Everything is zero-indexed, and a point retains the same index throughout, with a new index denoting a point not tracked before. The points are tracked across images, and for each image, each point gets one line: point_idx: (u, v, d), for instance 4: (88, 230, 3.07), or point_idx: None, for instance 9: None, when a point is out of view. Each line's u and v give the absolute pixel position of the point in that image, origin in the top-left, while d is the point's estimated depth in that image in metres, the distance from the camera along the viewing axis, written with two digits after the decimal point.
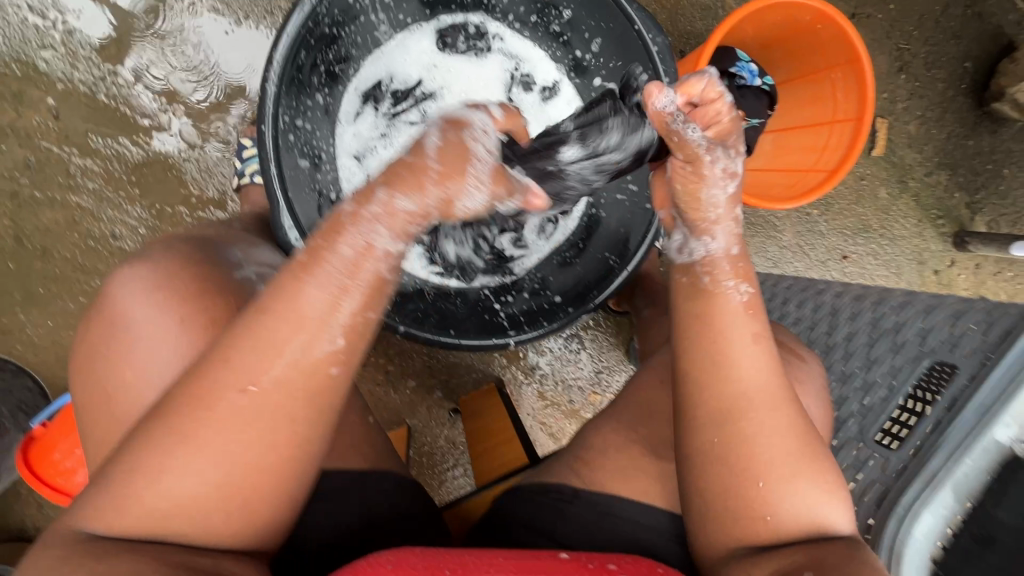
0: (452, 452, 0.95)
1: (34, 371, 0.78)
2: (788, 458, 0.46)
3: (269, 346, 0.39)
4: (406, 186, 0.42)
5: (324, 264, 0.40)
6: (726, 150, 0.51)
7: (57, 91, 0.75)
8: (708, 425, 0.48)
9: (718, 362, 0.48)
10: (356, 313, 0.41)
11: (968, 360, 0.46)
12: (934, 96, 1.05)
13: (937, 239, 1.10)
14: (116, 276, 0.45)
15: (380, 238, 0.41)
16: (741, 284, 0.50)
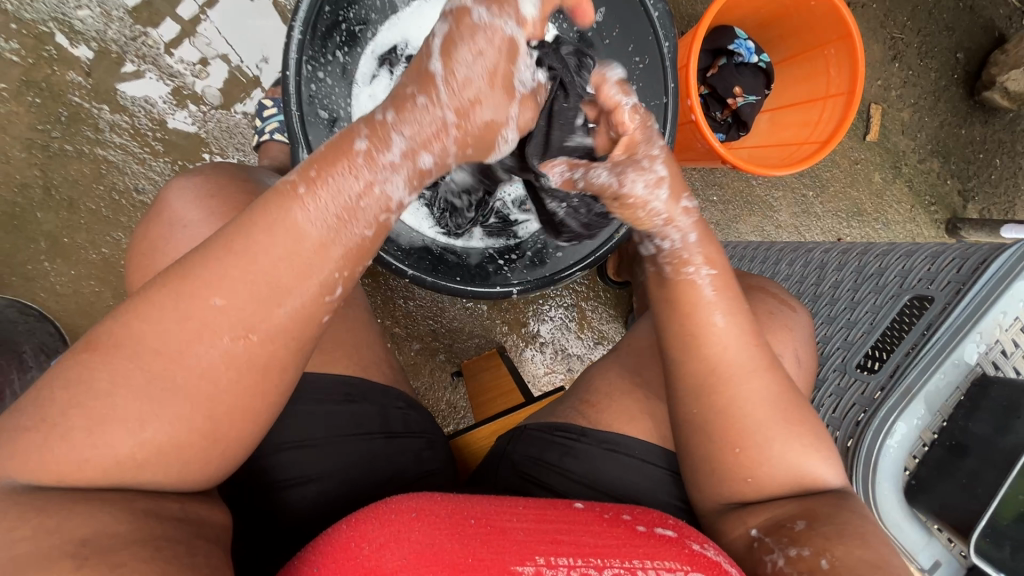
0: (453, 415, 0.98)
1: (55, 318, 0.81)
2: (763, 425, 0.48)
3: (269, 290, 0.37)
4: (414, 127, 0.41)
5: (323, 187, 0.38)
6: (638, 160, 0.48)
7: (90, 50, 0.80)
8: (689, 397, 0.49)
9: (693, 341, 0.48)
10: (347, 265, 0.39)
11: (943, 291, 0.49)
12: (927, 85, 1.09)
13: (931, 225, 1.13)
14: (172, 186, 0.50)
15: (395, 190, 0.40)
16: (704, 266, 0.48)
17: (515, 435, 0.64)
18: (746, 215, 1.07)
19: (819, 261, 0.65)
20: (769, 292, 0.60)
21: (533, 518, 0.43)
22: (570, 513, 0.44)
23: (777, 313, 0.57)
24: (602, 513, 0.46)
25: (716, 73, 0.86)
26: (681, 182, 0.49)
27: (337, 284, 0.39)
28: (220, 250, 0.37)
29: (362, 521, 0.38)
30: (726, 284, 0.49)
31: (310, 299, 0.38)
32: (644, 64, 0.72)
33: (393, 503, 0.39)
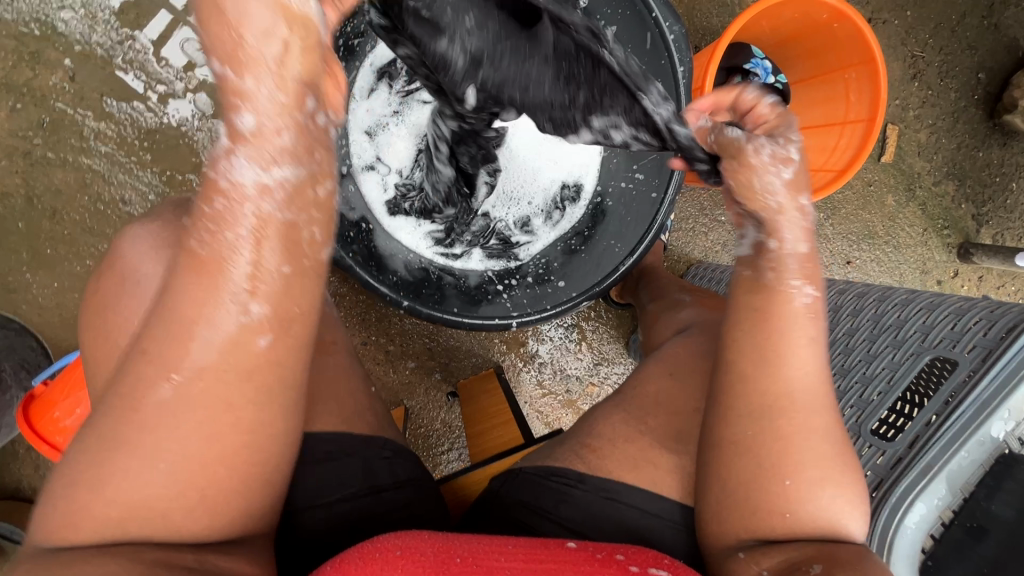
0: (448, 435, 0.96)
1: (39, 332, 0.79)
2: (820, 458, 0.45)
3: (180, 325, 0.33)
4: (257, 123, 0.33)
5: (229, 223, 0.33)
6: (774, 139, 0.49)
7: (74, 53, 0.76)
8: (745, 422, 0.46)
9: (768, 358, 0.46)
10: (270, 266, 0.34)
11: (967, 357, 0.46)
12: (946, 105, 1.06)
13: (942, 249, 1.10)
14: (133, 229, 0.45)
15: (245, 179, 0.33)
16: (806, 286, 0.47)
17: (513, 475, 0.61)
18: None
19: (835, 303, 0.62)
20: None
21: (523, 556, 0.42)
22: (562, 554, 0.43)
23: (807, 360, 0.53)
24: (594, 551, 0.44)
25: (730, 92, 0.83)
26: (803, 180, 0.49)
27: (251, 302, 0.33)
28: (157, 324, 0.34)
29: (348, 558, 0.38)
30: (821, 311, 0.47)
31: (226, 326, 0.33)
32: None
33: (380, 541, 0.40)
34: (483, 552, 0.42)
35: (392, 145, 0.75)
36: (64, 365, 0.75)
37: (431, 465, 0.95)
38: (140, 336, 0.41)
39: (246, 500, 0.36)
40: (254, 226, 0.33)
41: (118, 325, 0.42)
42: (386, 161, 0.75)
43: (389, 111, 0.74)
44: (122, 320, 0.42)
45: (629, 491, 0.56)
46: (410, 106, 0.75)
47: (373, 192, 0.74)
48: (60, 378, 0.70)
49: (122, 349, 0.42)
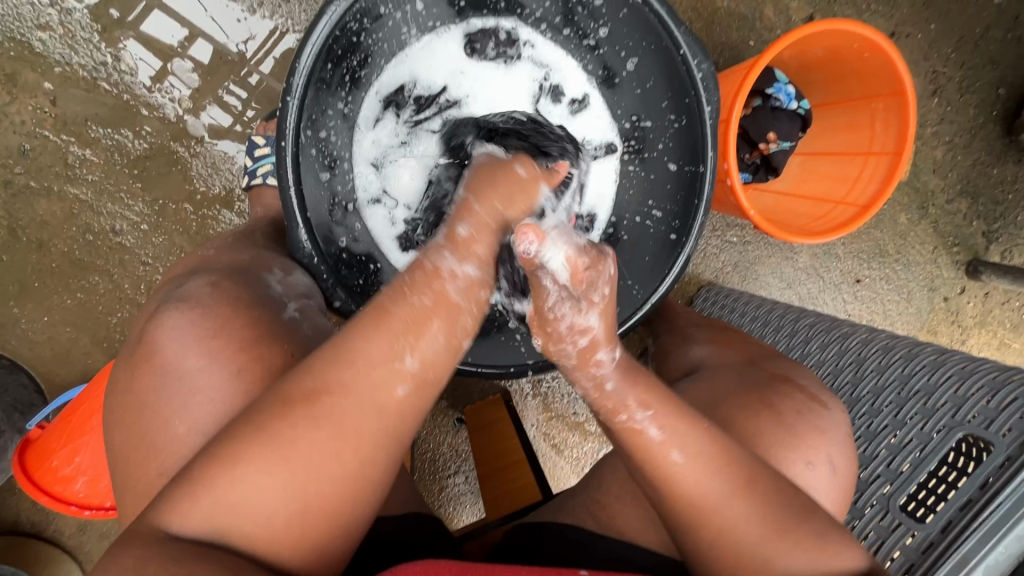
0: (454, 459, 0.94)
1: (31, 368, 0.76)
2: (762, 535, 0.43)
3: (351, 353, 0.40)
4: (472, 223, 0.45)
5: (404, 287, 0.42)
6: (574, 301, 0.45)
7: (54, 76, 0.72)
8: (651, 469, 0.45)
9: (656, 471, 0.44)
10: (430, 335, 0.41)
11: (1004, 440, 0.49)
12: (964, 122, 1.03)
13: (951, 266, 1.07)
14: (165, 321, 0.48)
15: (446, 264, 0.43)
16: (603, 351, 0.46)
17: (523, 530, 0.57)
18: (766, 256, 1.02)
19: (856, 354, 0.63)
20: (799, 385, 0.56)
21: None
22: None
23: (805, 413, 0.53)
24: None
25: (751, 115, 0.80)
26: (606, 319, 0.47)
27: (405, 353, 0.41)
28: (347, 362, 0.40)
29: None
30: (654, 397, 0.46)
31: (383, 368, 0.40)
32: (679, 125, 0.65)
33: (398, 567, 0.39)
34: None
35: (398, 177, 0.69)
36: (60, 405, 0.72)
37: (436, 489, 0.93)
38: (187, 433, 0.45)
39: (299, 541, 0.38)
40: (438, 295, 0.42)
41: (163, 419, 0.46)
42: (394, 195, 0.69)
43: (396, 142, 0.69)
44: (164, 417, 0.45)
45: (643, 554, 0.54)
46: (417, 137, 0.69)
47: (380, 227, 0.68)
48: (60, 424, 0.67)
49: (172, 444, 0.45)
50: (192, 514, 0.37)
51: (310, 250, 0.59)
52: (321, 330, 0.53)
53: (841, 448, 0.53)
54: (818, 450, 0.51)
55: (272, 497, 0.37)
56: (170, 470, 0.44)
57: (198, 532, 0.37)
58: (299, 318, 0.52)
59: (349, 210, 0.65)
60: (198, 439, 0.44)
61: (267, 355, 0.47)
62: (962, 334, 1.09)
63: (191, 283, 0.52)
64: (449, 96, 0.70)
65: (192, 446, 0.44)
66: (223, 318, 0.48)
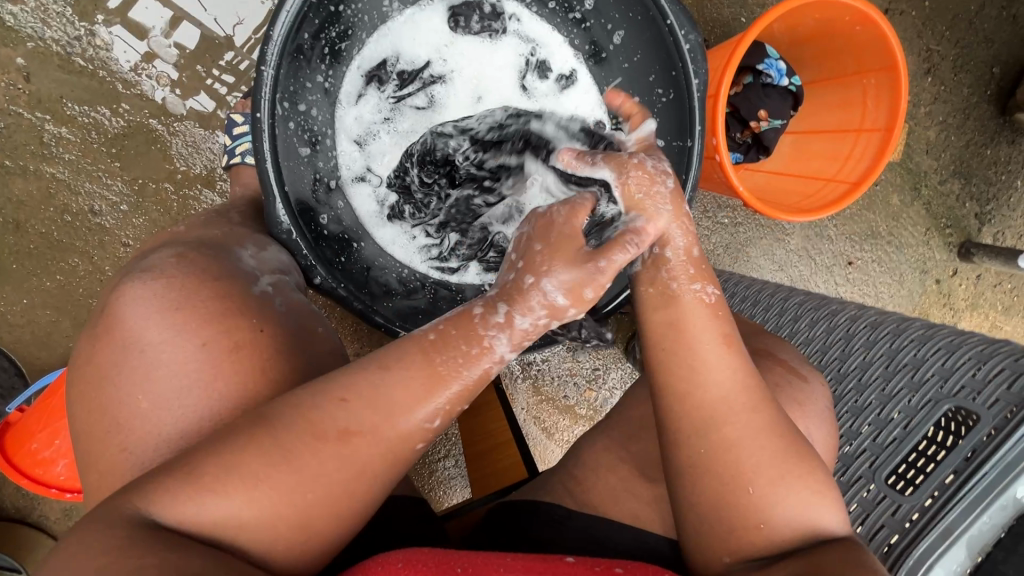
0: (444, 443, 0.93)
1: (10, 352, 0.74)
2: (771, 461, 0.43)
3: (388, 401, 0.39)
4: (534, 317, 0.41)
5: (446, 348, 0.41)
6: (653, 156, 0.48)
7: (27, 51, 0.70)
8: (683, 403, 0.44)
9: (691, 374, 0.44)
10: (452, 401, 0.41)
11: (989, 411, 0.48)
12: (958, 101, 1.02)
13: (943, 248, 1.06)
14: (137, 294, 0.47)
15: (495, 349, 0.41)
16: (707, 286, 0.46)
17: (508, 509, 0.57)
18: (758, 238, 1.01)
19: (845, 330, 0.63)
20: (781, 359, 0.55)
21: (522, 567, 0.39)
22: (559, 567, 0.39)
23: (785, 385, 0.53)
24: (593, 564, 0.40)
25: (741, 92, 0.79)
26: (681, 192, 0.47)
27: (436, 414, 0.41)
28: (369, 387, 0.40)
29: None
30: (721, 313, 0.46)
31: (413, 424, 0.40)
32: (667, 99, 0.64)
33: (381, 556, 0.38)
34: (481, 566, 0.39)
35: (382, 155, 0.68)
36: (41, 389, 0.71)
37: (426, 473, 0.92)
38: (149, 408, 0.44)
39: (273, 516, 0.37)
40: (480, 367, 0.41)
41: (136, 393, 0.45)
42: (378, 173, 0.68)
43: (379, 118, 0.67)
44: (127, 391, 0.45)
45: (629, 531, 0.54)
46: (401, 113, 0.68)
47: (364, 205, 0.67)
48: (39, 406, 0.66)
49: (147, 418, 0.44)
50: (162, 489, 0.36)
51: (288, 225, 0.57)
52: (293, 306, 0.52)
53: (820, 423, 0.52)
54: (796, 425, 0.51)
55: (244, 469, 0.37)
56: (132, 447, 0.44)
57: (168, 503, 0.36)
58: (270, 293, 0.51)
59: (332, 187, 0.64)
60: (165, 415, 0.44)
61: (243, 331, 0.47)
62: (954, 316, 1.08)
63: (156, 256, 0.51)
64: (433, 71, 0.68)
65: (155, 421, 0.44)
66: (188, 291, 0.47)
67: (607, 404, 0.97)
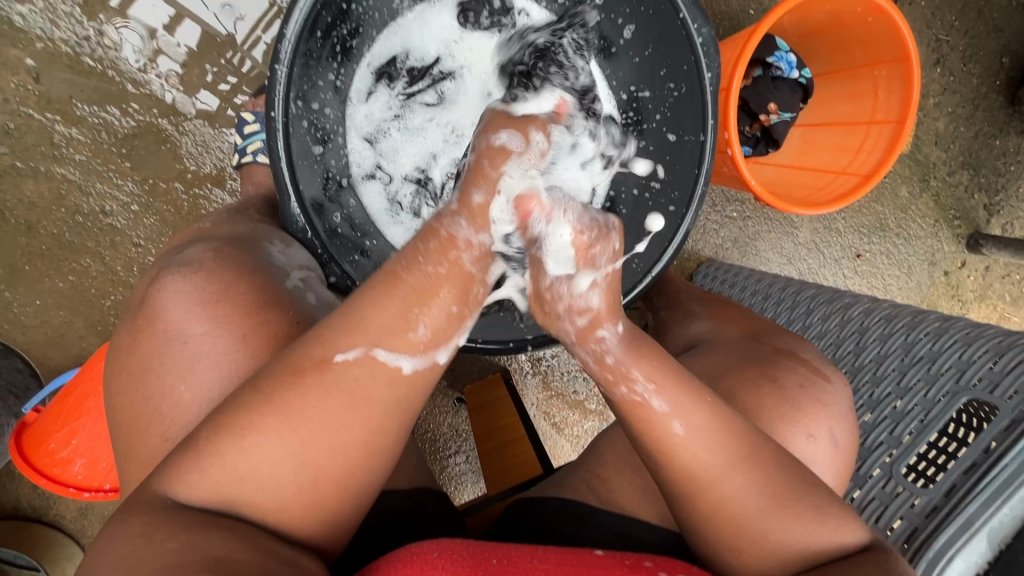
0: (455, 439, 0.93)
1: (25, 353, 0.75)
2: (764, 502, 0.42)
3: (361, 327, 0.39)
4: (485, 189, 0.44)
5: (414, 264, 0.41)
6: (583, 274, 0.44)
7: (36, 52, 0.70)
8: (642, 425, 0.44)
9: (658, 442, 0.43)
10: (444, 305, 0.41)
11: (1009, 403, 0.48)
12: (968, 92, 1.02)
13: (952, 239, 1.06)
14: (157, 292, 0.47)
15: (454, 232, 0.43)
16: (638, 383, 0.44)
17: (526, 505, 0.57)
18: (766, 232, 1.01)
19: (859, 324, 0.63)
20: (804, 359, 0.56)
21: (554, 559, 0.39)
22: (590, 560, 0.39)
23: (809, 386, 0.53)
24: (623, 557, 0.40)
25: (751, 85, 0.79)
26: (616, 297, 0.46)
27: (419, 322, 0.40)
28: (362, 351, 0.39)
29: (384, 567, 0.36)
30: (677, 388, 0.43)
31: (399, 338, 0.39)
32: (678, 93, 0.63)
33: (415, 547, 0.38)
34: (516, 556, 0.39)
35: (393, 152, 0.68)
36: (55, 390, 0.71)
37: (438, 469, 0.93)
38: (193, 399, 0.44)
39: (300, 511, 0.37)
40: (451, 263, 0.42)
41: (160, 391, 0.45)
42: (389, 170, 0.67)
43: (390, 115, 0.67)
44: (169, 381, 0.45)
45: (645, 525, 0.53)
46: (412, 110, 0.68)
47: (375, 203, 0.66)
48: (56, 406, 0.67)
49: (170, 415, 0.44)
50: (187, 486, 0.36)
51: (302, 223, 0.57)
52: (326, 299, 0.52)
53: (843, 420, 0.53)
54: (820, 425, 0.51)
55: (268, 462, 0.36)
56: (159, 442, 0.44)
57: (196, 497, 0.36)
58: (303, 286, 0.51)
59: (344, 185, 0.64)
60: (189, 412, 0.44)
61: (263, 326, 0.47)
62: (963, 308, 1.08)
63: (193, 249, 0.51)
64: (443, 67, 0.68)
65: (198, 411, 0.44)
66: (227, 283, 0.48)
67: None
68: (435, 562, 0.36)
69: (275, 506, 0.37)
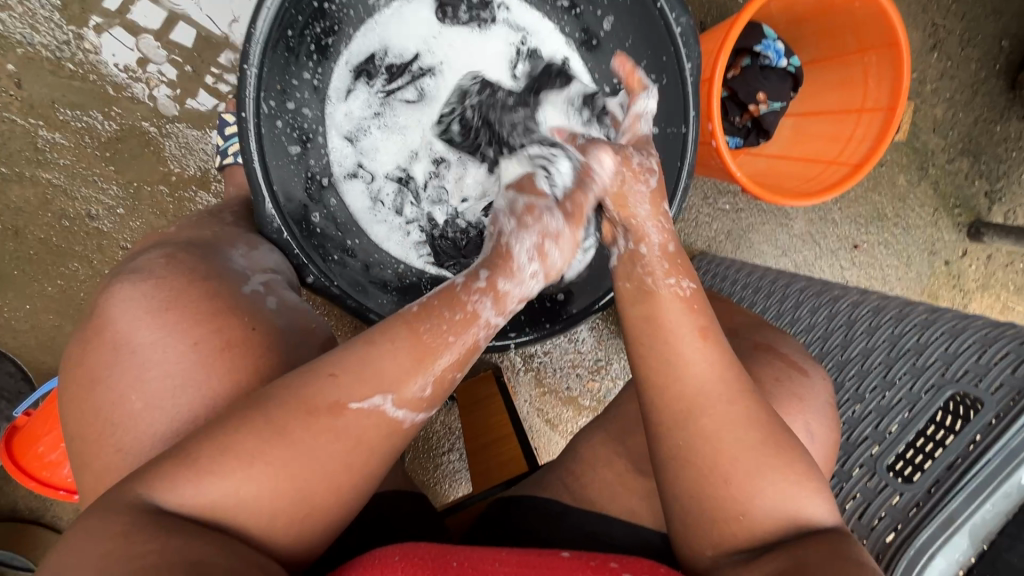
0: (448, 437, 0.93)
1: (15, 356, 0.75)
2: (755, 455, 0.42)
3: (373, 374, 0.39)
4: (509, 276, 0.43)
5: (433, 318, 0.41)
6: (640, 152, 0.49)
7: (17, 57, 0.70)
8: (661, 345, 0.44)
9: (669, 363, 0.44)
10: (448, 368, 0.41)
11: (993, 398, 0.47)
12: (966, 77, 0.99)
13: (952, 228, 1.04)
14: (127, 294, 0.47)
15: (477, 308, 0.42)
16: (682, 280, 0.46)
17: (508, 503, 0.57)
18: (760, 224, 1.00)
19: (846, 317, 0.62)
20: (781, 353, 0.55)
21: (516, 562, 0.39)
22: (554, 562, 0.39)
23: (784, 380, 0.52)
24: (589, 558, 0.40)
25: (738, 75, 0.78)
26: (663, 188, 0.49)
27: (425, 383, 0.40)
28: (352, 362, 0.39)
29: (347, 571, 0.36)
30: (703, 306, 0.45)
31: (404, 397, 0.39)
32: (660, 85, 0.62)
33: (378, 551, 0.38)
34: (479, 561, 0.38)
35: (375, 150, 0.67)
36: (45, 392, 0.72)
37: (431, 467, 0.93)
38: (164, 401, 0.44)
39: (264, 517, 0.37)
40: (467, 335, 0.42)
41: (129, 394, 0.45)
42: (370, 169, 0.67)
43: (369, 113, 0.66)
44: (122, 392, 0.45)
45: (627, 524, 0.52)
46: (392, 108, 0.67)
47: (357, 202, 0.66)
48: (45, 409, 0.67)
49: (141, 419, 0.44)
50: (145, 490, 0.36)
51: (279, 225, 0.57)
52: (286, 305, 0.52)
53: (820, 416, 0.52)
54: (796, 421, 0.50)
55: (228, 465, 0.36)
56: (130, 446, 0.44)
57: (152, 502, 0.36)
58: (261, 292, 0.51)
59: (325, 185, 0.63)
60: (160, 416, 0.44)
61: (235, 329, 0.47)
62: (964, 298, 1.06)
63: (144, 257, 0.51)
64: (423, 64, 0.67)
65: (170, 414, 0.44)
66: (180, 289, 0.48)
67: (610, 394, 0.97)
68: (396, 565, 0.36)
69: (237, 512, 0.36)
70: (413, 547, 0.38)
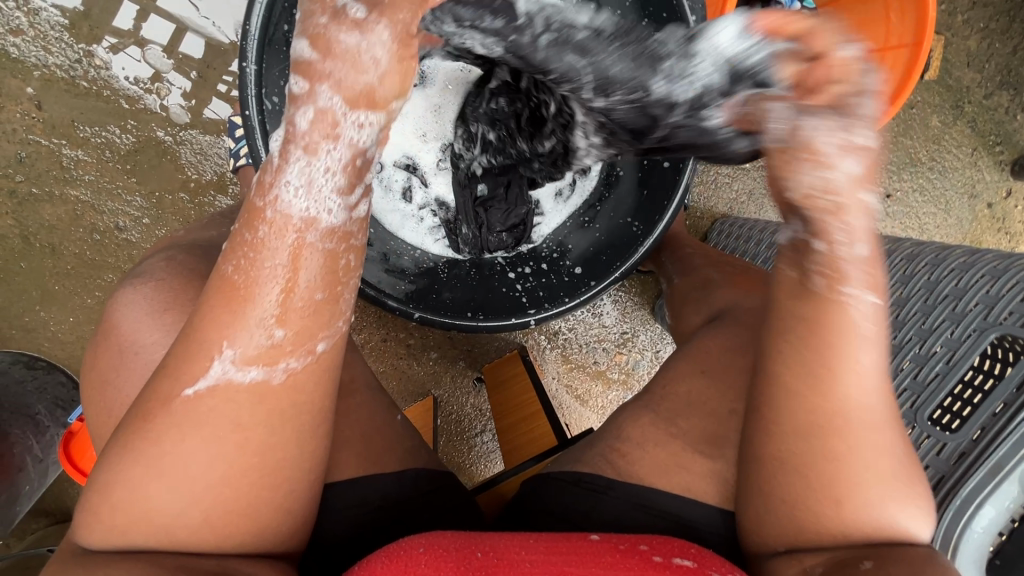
0: (479, 418, 0.94)
1: (66, 366, 0.79)
2: (881, 476, 0.38)
3: (198, 348, 0.36)
4: (303, 180, 0.36)
5: (261, 256, 0.36)
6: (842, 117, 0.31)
7: (36, 80, 0.73)
8: (818, 350, 0.37)
9: (822, 377, 0.37)
10: (307, 293, 0.36)
11: None
12: (1001, 4, 0.93)
13: (993, 167, 0.98)
14: (150, 299, 0.49)
15: (291, 203, 0.36)
16: (868, 292, 0.35)
17: (539, 483, 0.57)
18: None
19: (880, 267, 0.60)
20: None
21: (544, 548, 0.39)
22: (583, 546, 0.39)
23: None
24: (618, 541, 0.40)
25: None
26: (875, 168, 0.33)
27: (273, 327, 0.36)
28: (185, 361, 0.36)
29: (373, 562, 0.36)
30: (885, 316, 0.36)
31: (253, 348, 0.36)
32: None
33: (403, 541, 0.38)
34: (503, 549, 0.39)
35: None
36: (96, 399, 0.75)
37: (465, 449, 0.94)
38: None
39: None
40: (287, 254, 0.36)
41: None
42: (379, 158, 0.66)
43: None
44: None
45: (665, 494, 0.51)
46: None
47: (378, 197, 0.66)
48: None
49: None
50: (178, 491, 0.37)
51: None
52: None
53: None
54: None
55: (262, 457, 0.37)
56: None
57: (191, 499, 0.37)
58: None
59: None
60: None
61: None
62: (1011, 241, 1.00)
63: (152, 260, 0.53)
64: None
65: None
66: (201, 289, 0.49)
67: (639, 366, 0.96)
68: (422, 557, 0.36)
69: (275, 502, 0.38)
70: (438, 536, 0.39)
